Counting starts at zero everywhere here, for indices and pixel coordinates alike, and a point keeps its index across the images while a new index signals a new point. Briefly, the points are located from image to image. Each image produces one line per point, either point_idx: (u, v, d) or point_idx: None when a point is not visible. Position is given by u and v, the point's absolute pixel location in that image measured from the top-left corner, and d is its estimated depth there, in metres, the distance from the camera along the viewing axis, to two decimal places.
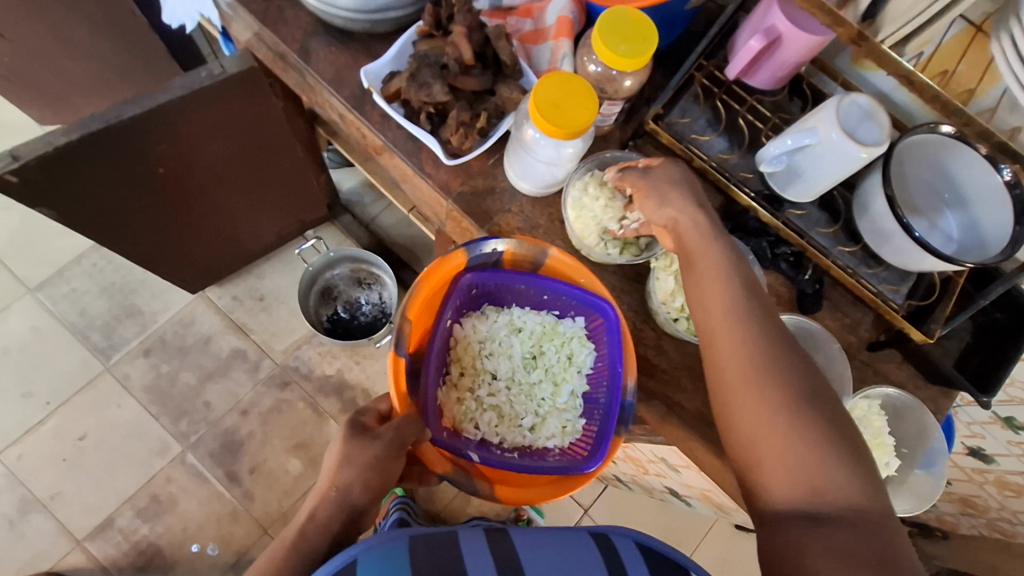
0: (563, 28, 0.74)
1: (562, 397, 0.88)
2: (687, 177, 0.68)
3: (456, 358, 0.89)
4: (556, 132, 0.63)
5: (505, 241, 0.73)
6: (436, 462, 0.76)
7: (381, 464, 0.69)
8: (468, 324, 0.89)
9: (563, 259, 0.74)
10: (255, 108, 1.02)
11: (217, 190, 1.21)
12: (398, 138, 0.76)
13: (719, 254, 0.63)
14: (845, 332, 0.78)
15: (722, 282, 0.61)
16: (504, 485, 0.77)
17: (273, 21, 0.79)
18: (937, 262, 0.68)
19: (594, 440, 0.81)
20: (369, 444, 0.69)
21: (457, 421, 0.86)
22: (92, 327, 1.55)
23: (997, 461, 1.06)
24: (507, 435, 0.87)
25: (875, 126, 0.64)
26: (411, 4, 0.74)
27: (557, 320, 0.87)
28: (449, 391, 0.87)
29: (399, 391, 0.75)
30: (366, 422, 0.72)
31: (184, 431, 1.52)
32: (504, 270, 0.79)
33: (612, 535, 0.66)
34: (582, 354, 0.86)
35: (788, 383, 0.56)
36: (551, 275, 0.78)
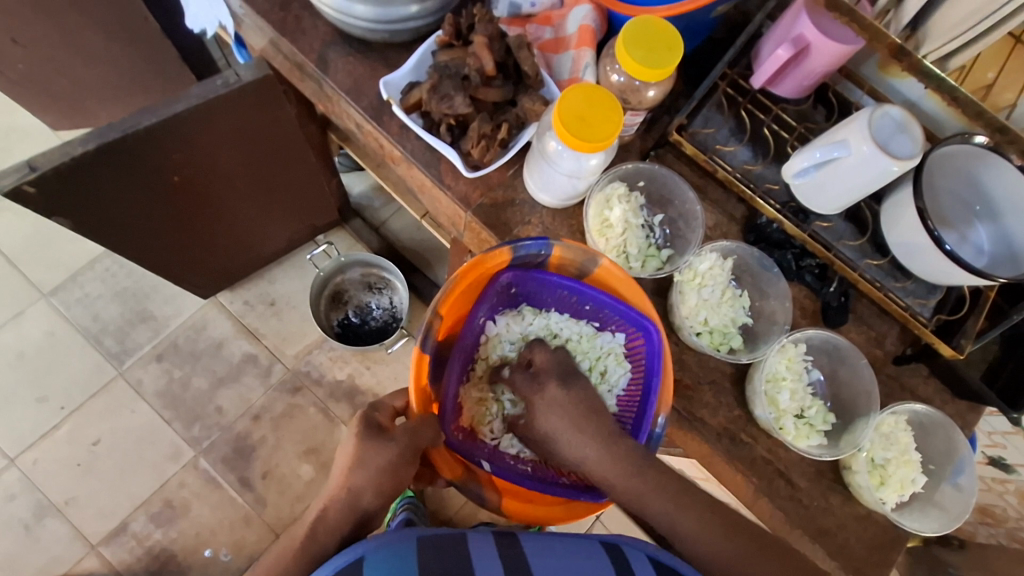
0: (585, 37, 0.73)
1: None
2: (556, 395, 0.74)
3: (484, 356, 0.86)
4: (580, 144, 0.62)
5: (553, 244, 0.72)
6: (445, 466, 0.76)
7: (395, 468, 0.68)
8: (502, 322, 0.86)
9: (614, 271, 0.72)
10: (269, 116, 1.02)
11: (228, 198, 1.21)
12: (417, 149, 0.75)
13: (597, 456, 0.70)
14: (871, 346, 0.77)
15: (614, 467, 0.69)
16: (512, 499, 0.75)
17: (291, 31, 0.78)
18: (969, 277, 0.66)
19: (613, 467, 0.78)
20: (385, 447, 0.68)
21: (475, 421, 0.84)
22: (105, 332, 1.56)
23: (1018, 472, 1.05)
24: (523, 445, 0.85)
25: (909, 139, 0.62)
26: (433, 14, 0.73)
27: (595, 331, 0.85)
28: (471, 388, 0.85)
29: (418, 387, 0.74)
30: (381, 420, 0.72)
31: (196, 436, 1.52)
32: (548, 273, 0.78)
33: (624, 547, 0.66)
34: (615, 373, 0.83)
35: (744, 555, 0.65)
36: (595, 285, 0.77)
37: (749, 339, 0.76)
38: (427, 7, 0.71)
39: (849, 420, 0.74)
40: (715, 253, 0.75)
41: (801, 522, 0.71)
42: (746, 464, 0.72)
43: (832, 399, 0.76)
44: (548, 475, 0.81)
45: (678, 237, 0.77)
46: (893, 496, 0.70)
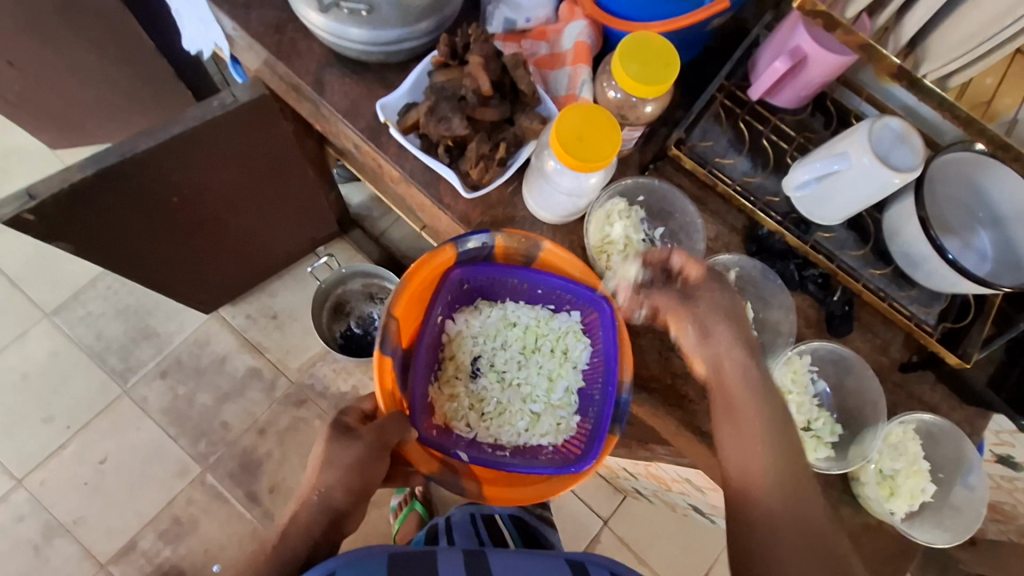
0: (581, 54, 0.72)
1: (556, 393, 0.86)
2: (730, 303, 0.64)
3: (450, 355, 0.88)
4: (580, 166, 0.62)
5: (494, 236, 0.72)
6: (420, 461, 0.74)
7: (363, 467, 0.66)
8: (461, 319, 0.87)
9: (558, 253, 0.71)
10: (266, 132, 1.02)
11: (228, 216, 1.21)
12: (416, 169, 0.75)
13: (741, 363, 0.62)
14: (877, 355, 0.76)
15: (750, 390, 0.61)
16: (493, 485, 0.76)
17: (287, 54, 0.78)
18: (973, 286, 0.66)
19: (587, 439, 0.79)
20: (351, 445, 0.66)
21: (447, 418, 0.85)
22: (109, 350, 1.56)
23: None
24: (499, 433, 0.85)
25: (909, 150, 0.62)
26: (428, 34, 0.72)
27: (551, 313, 0.86)
28: (440, 387, 0.86)
29: (384, 391, 0.72)
30: (349, 423, 0.69)
31: (202, 452, 1.52)
32: (496, 265, 0.77)
33: (588, 564, 0.69)
34: (577, 349, 0.85)
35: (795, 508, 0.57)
36: (545, 271, 0.76)
37: None
38: (422, 28, 0.71)
39: (857, 430, 0.74)
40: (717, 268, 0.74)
41: None
42: None
43: (839, 409, 0.75)
44: (528, 455, 0.83)
45: None
46: (904, 506, 0.70)
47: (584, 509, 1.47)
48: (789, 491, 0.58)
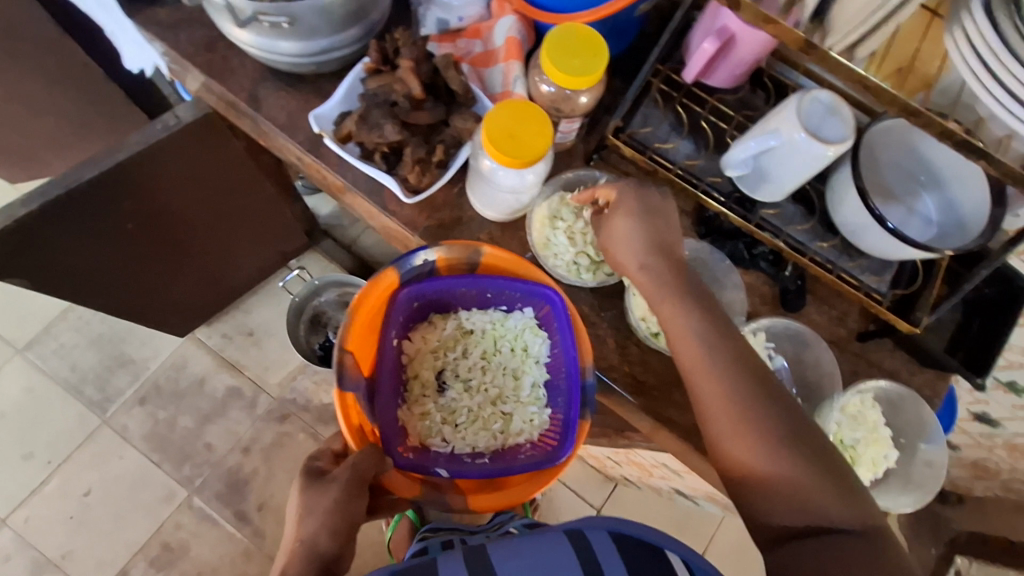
0: (512, 50, 0.72)
1: (524, 391, 0.85)
2: (655, 212, 0.66)
3: (414, 374, 0.87)
4: (513, 163, 0.62)
5: (434, 249, 0.72)
6: (402, 487, 0.73)
7: (343, 506, 0.61)
8: (417, 337, 0.86)
9: (498, 255, 0.72)
10: (216, 151, 1.01)
11: (190, 236, 1.19)
12: (358, 178, 0.74)
13: (662, 279, 0.64)
14: (834, 326, 0.77)
15: (677, 304, 0.63)
16: (479, 496, 0.74)
17: (219, 71, 0.77)
18: (915, 252, 0.67)
19: (561, 428, 0.78)
20: (326, 489, 0.62)
21: (422, 437, 0.84)
22: (85, 381, 1.54)
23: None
24: (477, 441, 0.84)
25: (839, 122, 0.62)
26: (357, 41, 0.71)
27: (505, 314, 0.86)
28: (410, 408, 0.85)
29: (352, 427, 0.70)
30: (321, 466, 0.66)
31: (187, 476, 1.51)
32: (441, 278, 0.75)
33: (586, 529, 0.66)
34: (536, 344, 0.84)
35: (771, 423, 0.57)
36: (489, 272, 0.75)
37: None
38: (350, 35, 0.69)
39: (817, 403, 0.74)
40: None
41: None
42: None
43: (799, 383, 0.75)
44: (507, 457, 0.81)
45: None
46: (867, 474, 0.73)
47: (576, 500, 1.46)
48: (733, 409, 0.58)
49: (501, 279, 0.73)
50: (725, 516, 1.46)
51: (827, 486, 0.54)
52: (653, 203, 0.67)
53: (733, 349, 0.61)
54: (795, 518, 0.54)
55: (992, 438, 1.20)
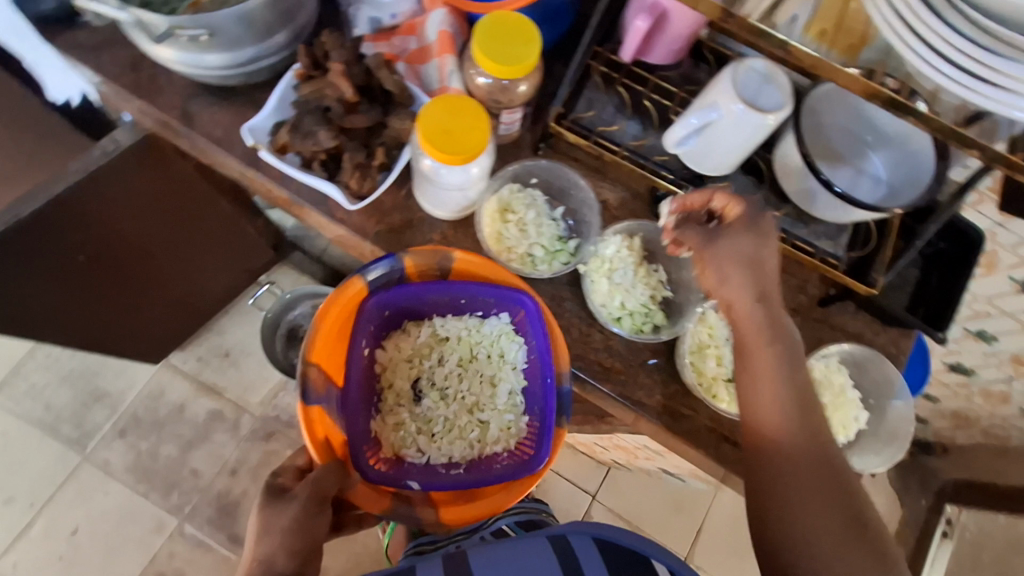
0: (445, 44, 0.70)
1: (500, 399, 0.84)
2: (757, 247, 0.62)
3: (387, 384, 0.85)
4: (453, 159, 0.61)
5: (402, 256, 0.70)
6: (370, 502, 0.70)
7: (303, 526, 0.60)
8: (390, 345, 0.85)
9: (469, 260, 0.70)
10: (164, 173, 0.98)
11: (149, 263, 1.14)
12: (301, 188, 0.72)
13: (750, 306, 0.61)
14: (795, 294, 0.77)
15: (759, 332, 0.60)
16: (450, 508, 0.72)
17: (147, 91, 0.74)
18: (865, 213, 0.67)
19: (537, 435, 0.77)
20: (284, 508, 0.61)
21: (396, 448, 0.83)
22: (61, 420, 1.51)
23: (997, 340, 1.05)
24: (453, 450, 0.83)
25: (776, 89, 0.61)
26: (285, 47, 0.69)
27: (481, 320, 0.84)
28: (384, 418, 0.84)
29: (316, 440, 0.67)
30: (283, 483, 0.65)
31: (176, 504, 1.49)
32: (412, 284, 0.74)
33: (569, 535, 0.69)
34: (512, 350, 0.83)
35: (814, 469, 0.55)
36: (461, 278, 0.73)
37: (671, 313, 0.75)
38: (276, 42, 0.68)
39: None
40: (619, 236, 0.74)
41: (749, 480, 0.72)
42: (690, 437, 0.72)
43: None
44: (483, 467, 0.80)
45: (583, 225, 0.76)
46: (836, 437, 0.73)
47: (569, 487, 1.45)
48: (787, 445, 0.56)
49: (474, 284, 0.71)
50: (719, 489, 1.46)
51: (860, 549, 0.51)
52: (762, 241, 0.62)
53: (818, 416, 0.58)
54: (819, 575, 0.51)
55: (967, 386, 1.22)
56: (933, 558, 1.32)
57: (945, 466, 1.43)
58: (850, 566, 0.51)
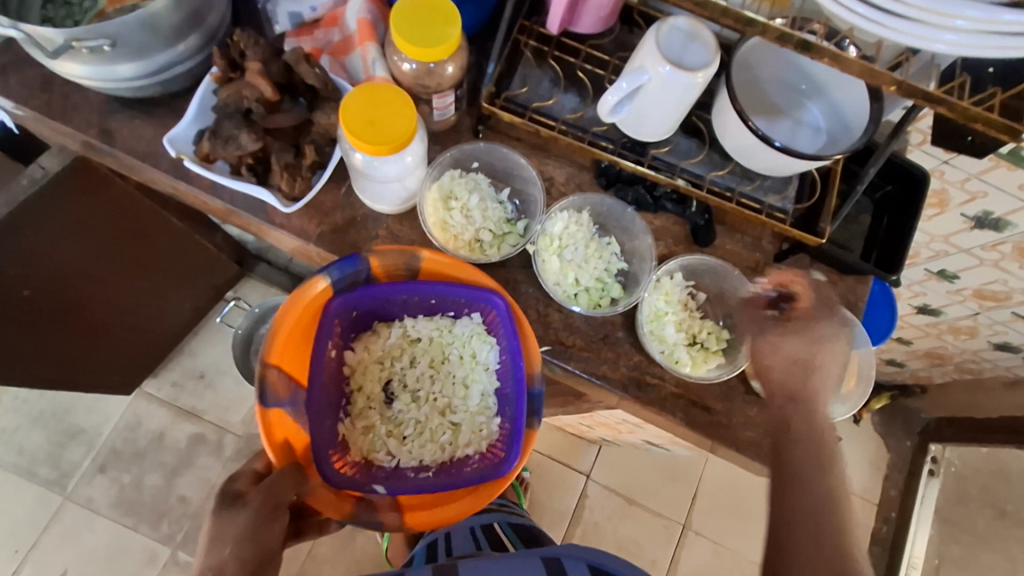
0: (365, 33, 0.69)
1: (473, 400, 0.82)
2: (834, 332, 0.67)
3: (357, 387, 0.83)
4: (382, 151, 0.59)
5: (367, 258, 0.68)
6: (330, 506, 0.68)
7: (255, 534, 0.58)
8: (360, 348, 0.83)
9: (437, 260, 0.68)
10: (112, 195, 0.91)
11: (103, 293, 1.07)
12: (235, 197, 0.71)
13: (802, 339, 0.66)
14: (750, 251, 0.77)
15: (810, 357, 0.66)
16: (416, 512, 0.71)
17: (60, 111, 0.71)
18: (805, 163, 0.65)
19: (507, 438, 0.75)
20: (236, 514, 0.59)
21: (366, 452, 0.81)
22: (37, 462, 1.43)
23: (959, 278, 1.05)
24: (423, 454, 0.81)
25: (701, 46, 0.60)
26: (199, 51, 0.67)
27: (453, 320, 0.82)
28: (353, 422, 0.82)
29: (275, 443, 0.66)
30: (238, 487, 0.62)
31: (167, 533, 1.42)
32: (379, 285, 0.71)
33: (564, 558, 0.70)
34: (484, 351, 0.81)
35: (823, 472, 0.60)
36: (430, 278, 0.71)
37: (629, 283, 0.76)
38: (188, 47, 0.66)
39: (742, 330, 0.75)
40: (566, 212, 0.74)
41: (723, 441, 0.72)
42: (658, 405, 0.72)
43: (723, 314, 0.77)
44: (452, 471, 0.79)
45: (530, 204, 0.76)
46: None
47: (561, 470, 1.44)
48: (815, 448, 0.62)
49: (444, 284, 0.68)
50: (710, 456, 1.45)
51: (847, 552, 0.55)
52: (823, 346, 0.66)
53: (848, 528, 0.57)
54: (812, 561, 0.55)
55: (937, 326, 1.22)
56: (924, 495, 1.41)
57: (927, 407, 1.45)
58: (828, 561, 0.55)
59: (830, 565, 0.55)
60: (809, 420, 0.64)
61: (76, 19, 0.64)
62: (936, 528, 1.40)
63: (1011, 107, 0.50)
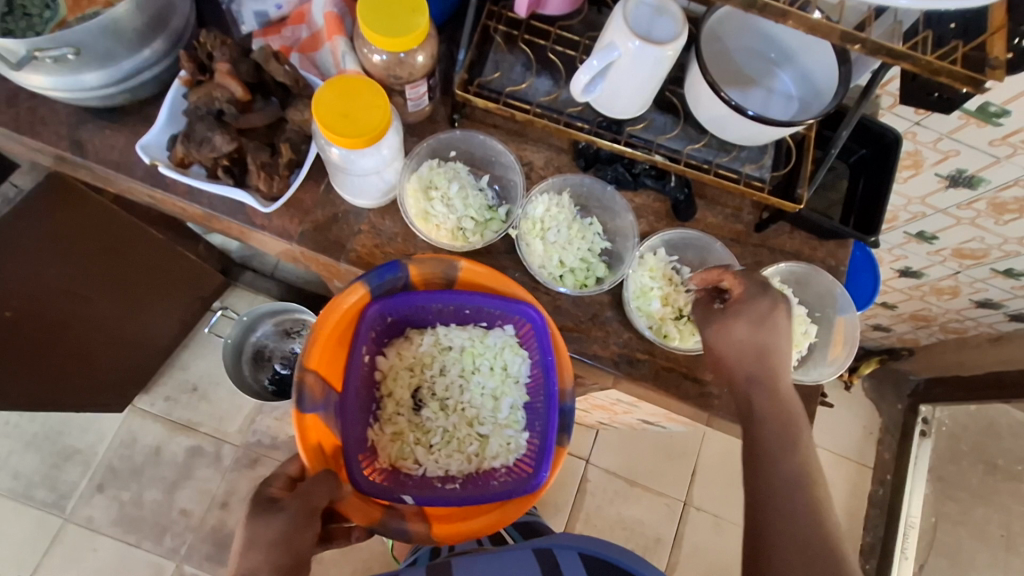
0: (333, 27, 0.69)
1: (502, 413, 0.80)
2: (772, 308, 0.63)
3: (387, 392, 0.81)
4: (357, 143, 0.59)
5: (406, 265, 0.68)
6: (356, 512, 0.66)
7: (290, 539, 0.57)
8: (392, 353, 0.80)
9: (476, 270, 0.68)
10: (88, 210, 0.90)
11: (87, 310, 1.05)
12: (215, 201, 0.70)
13: (742, 323, 0.63)
14: (731, 223, 0.78)
15: (750, 338, 0.63)
16: (445, 523, 0.68)
17: (29, 126, 0.70)
18: (779, 130, 0.66)
19: (537, 453, 0.73)
20: (273, 519, 0.57)
21: (393, 458, 0.78)
22: (33, 485, 1.42)
23: (938, 238, 1.07)
24: (450, 464, 0.78)
25: (669, 20, 0.61)
26: (167, 54, 0.66)
27: (485, 330, 0.80)
28: (382, 427, 0.79)
29: (309, 447, 0.65)
30: (272, 492, 0.60)
31: (171, 547, 1.40)
32: (416, 293, 0.70)
33: (555, 549, 0.70)
34: (516, 363, 0.79)
35: (792, 453, 0.58)
36: (467, 288, 0.71)
37: (613, 262, 0.76)
38: (155, 51, 0.65)
39: None
40: (546, 194, 0.74)
41: (717, 412, 0.73)
42: (651, 380, 0.72)
43: None
44: (479, 483, 0.76)
45: (511, 189, 0.77)
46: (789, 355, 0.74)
47: None
48: (780, 429, 0.60)
49: (478, 295, 0.68)
50: (707, 431, 1.47)
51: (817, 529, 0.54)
52: (775, 320, 0.63)
53: (823, 501, 0.56)
54: (788, 541, 0.54)
55: (919, 287, 1.23)
56: (917, 456, 1.42)
57: (915, 368, 1.47)
58: (799, 539, 0.54)
59: (807, 544, 0.53)
60: (772, 400, 0.62)
61: (38, 31, 0.62)
62: (931, 487, 1.42)
63: (971, 59, 0.51)
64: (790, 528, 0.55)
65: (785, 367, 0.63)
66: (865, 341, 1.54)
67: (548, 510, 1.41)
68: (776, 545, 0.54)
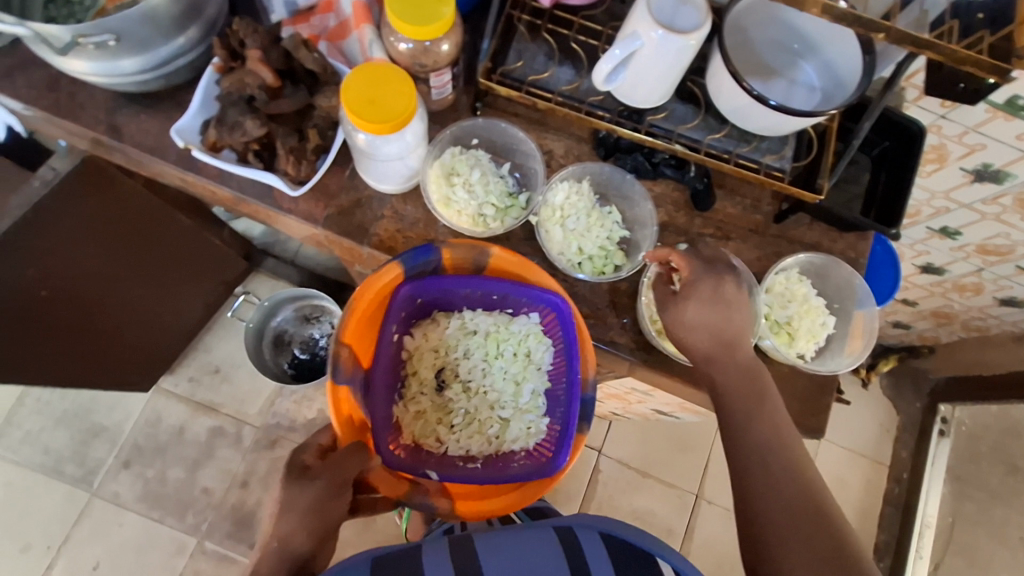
0: (360, 16, 0.70)
1: (523, 398, 0.81)
2: (716, 289, 0.66)
3: (413, 370, 0.83)
4: (383, 129, 0.61)
5: (439, 249, 0.70)
6: (382, 483, 0.69)
7: (322, 507, 0.60)
8: (419, 334, 0.82)
9: (506, 258, 0.70)
10: (121, 194, 0.93)
11: (118, 291, 1.09)
12: (244, 184, 0.73)
13: (695, 305, 0.66)
14: (750, 213, 0.78)
15: (703, 317, 0.65)
16: (467, 501, 0.70)
17: (68, 110, 0.73)
18: (800, 121, 0.66)
19: (556, 439, 0.73)
20: (305, 487, 0.60)
21: (416, 436, 0.80)
22: (63, 460, 1.47)
23: (961, 234, 1.06)
24: (470, 445, 0.80)
25: (692, 9, 0.61)
26: (200, 42, 0.68)
27: (510, 317, 0.81)
28: (407, 405, 0.81)
29: (341, 418, 0.66)
30: (305, 460, 0.62)
31: (193, 523, 1.45)
32: (446, 277, 0.72)
33: (576, 528, 0.71)
34: (539, 351, 0.80)
35: (768, 421, 0.63)
36: (495, 275, 0.73)
37: (631, 250, 0.77)
38: (189, 39, 0.67)
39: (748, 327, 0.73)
40: (565, 182, 0.76)
41: None
42: (667, 366, 0.73)
43: None
44: (500, 464, 0.77)
45: (530, 176, 0.77)
46: (807, 346, 0.75)
47: None
48: (751, 400, 0.64)
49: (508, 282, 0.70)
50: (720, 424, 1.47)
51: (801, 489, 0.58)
52: (724, 298, 0.66)
53: (810, 472, 0.60)
54: (775, 502, 0.58)
55: (941, 284, 1.22)
56: (935, 455, 1.41)
57: (934, 366, 1.46)
58: (783, 501, 0.58)
59: (795, 506, 0.57)
60: (740, 375, 0.65)
61: (78, 17, 0.65)
62: (948, 486, 1.41)
63: (998, 49, 0.51)
64: (775, 492, 0.58)
65: (744, 342, 0.67)
66: (884, 338, 1.52)
67: (559, 498, 1.43)
68: (765, 507, 0.58)
